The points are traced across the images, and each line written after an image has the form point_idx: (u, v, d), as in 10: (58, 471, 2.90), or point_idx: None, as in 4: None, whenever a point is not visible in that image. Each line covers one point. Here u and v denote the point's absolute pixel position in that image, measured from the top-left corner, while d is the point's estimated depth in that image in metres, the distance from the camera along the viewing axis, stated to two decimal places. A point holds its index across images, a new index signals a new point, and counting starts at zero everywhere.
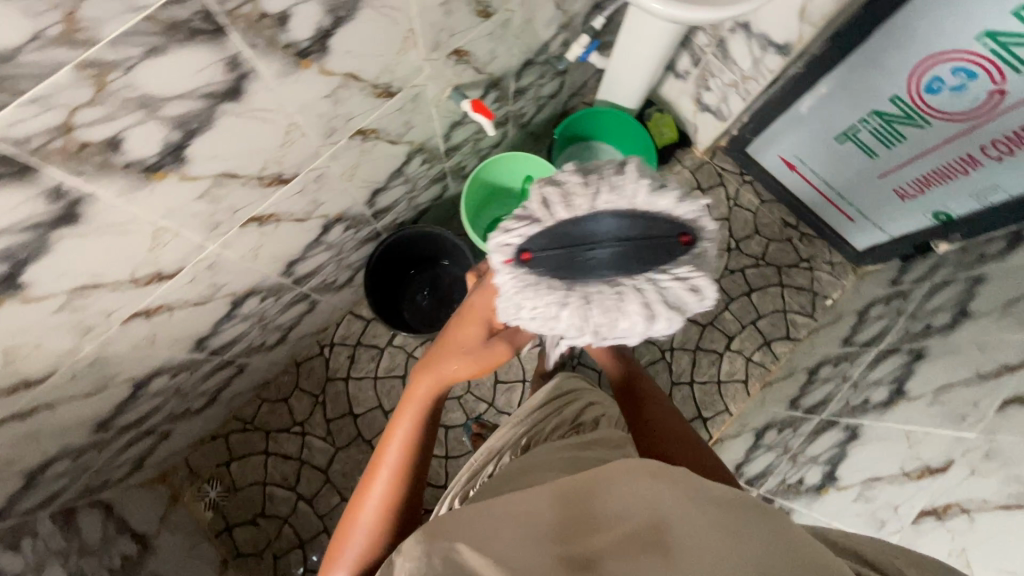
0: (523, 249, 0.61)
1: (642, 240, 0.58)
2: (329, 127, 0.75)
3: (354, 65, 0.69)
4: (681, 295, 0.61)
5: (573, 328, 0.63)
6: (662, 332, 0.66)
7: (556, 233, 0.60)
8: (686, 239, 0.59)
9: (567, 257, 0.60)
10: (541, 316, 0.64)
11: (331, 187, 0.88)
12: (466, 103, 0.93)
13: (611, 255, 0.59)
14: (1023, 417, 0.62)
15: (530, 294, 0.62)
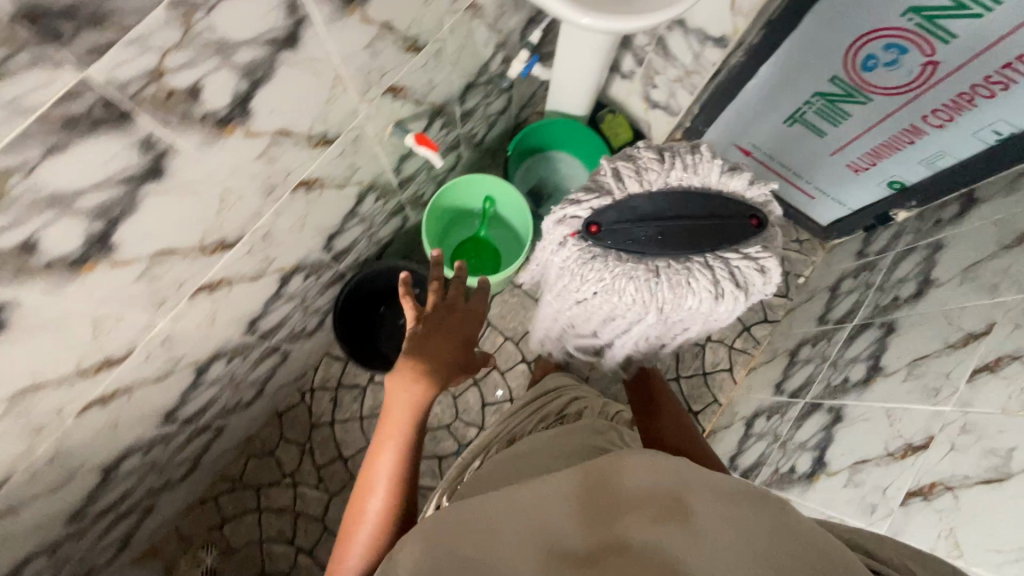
0: (595, 222, 0.85)
1: (706, 217, 0.83)
2: (268, 184, 0.76)
3: (282, 123, 0.70)
4: (747, 273, 0.83)
5: (638, 299, 0.85)
6: (725, 309, 0.86)
7: (629, 209, 0.84)
8: (754, 221, 0.83)
9: (632, 230, 0.84)
10: (606, 287, 0.86)
11: (281, 242, 0.87)
12: (410, 138, 0.96)
13: (673, 226, 0.83)
14: (992, 387, 0.65)
15: (595, 262, 0.84)
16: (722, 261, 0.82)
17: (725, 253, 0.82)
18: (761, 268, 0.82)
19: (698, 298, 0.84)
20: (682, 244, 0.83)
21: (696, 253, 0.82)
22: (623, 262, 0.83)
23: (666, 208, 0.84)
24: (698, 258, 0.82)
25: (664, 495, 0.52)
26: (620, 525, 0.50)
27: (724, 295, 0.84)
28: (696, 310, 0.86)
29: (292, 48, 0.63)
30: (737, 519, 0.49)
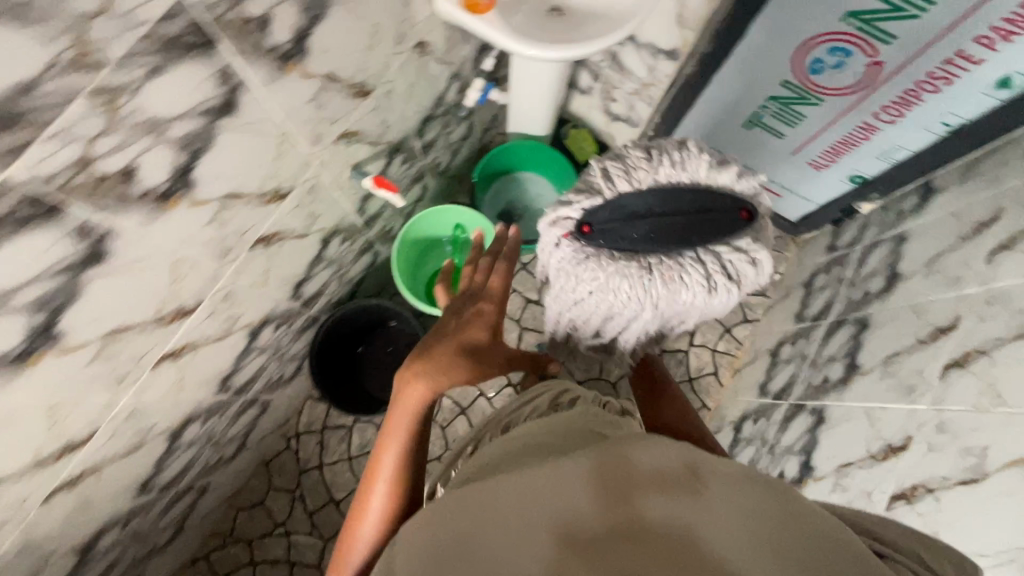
0: (585, 222, 0.83)
1: (678, 216, 0.81)
2: (316, 133, 0.74)
3: (334, 66, 0.68)
4: (739, 265, 0.83)
5: (637, 296, 0.84)
6: (720, 301, 0.87)
7: (616, 208, 0.83)
8: (744, 215, 0.82)
9: (623, 227, 0.82)
10: (603, 284, 0.85)
11: (325, 197, 0.86)
12: (368, 181, 0.89)
13: (671, 209, 0.82)
14: (1014, 261, 0.74)
15: (585, 262, 0.84)
16: (698, 288, 0.83)
17: (706, 259, 0.82)
18: (748, 262, 0.83)
19: (690, 291, 0.83)
20: (658, 231, 0.82)
21: (678, 260, 0.82)
22: (618, 260, 0.83)
23: (656, 205, 0.82)
24: (690, 259, 0.82)
25: (649, 472, 0.48)
26: (618, 495, 0.46)
27: (716, 284, 0.83)
28: (691, 304, 0.86)
29: None
30: (718, 498, 0.45)
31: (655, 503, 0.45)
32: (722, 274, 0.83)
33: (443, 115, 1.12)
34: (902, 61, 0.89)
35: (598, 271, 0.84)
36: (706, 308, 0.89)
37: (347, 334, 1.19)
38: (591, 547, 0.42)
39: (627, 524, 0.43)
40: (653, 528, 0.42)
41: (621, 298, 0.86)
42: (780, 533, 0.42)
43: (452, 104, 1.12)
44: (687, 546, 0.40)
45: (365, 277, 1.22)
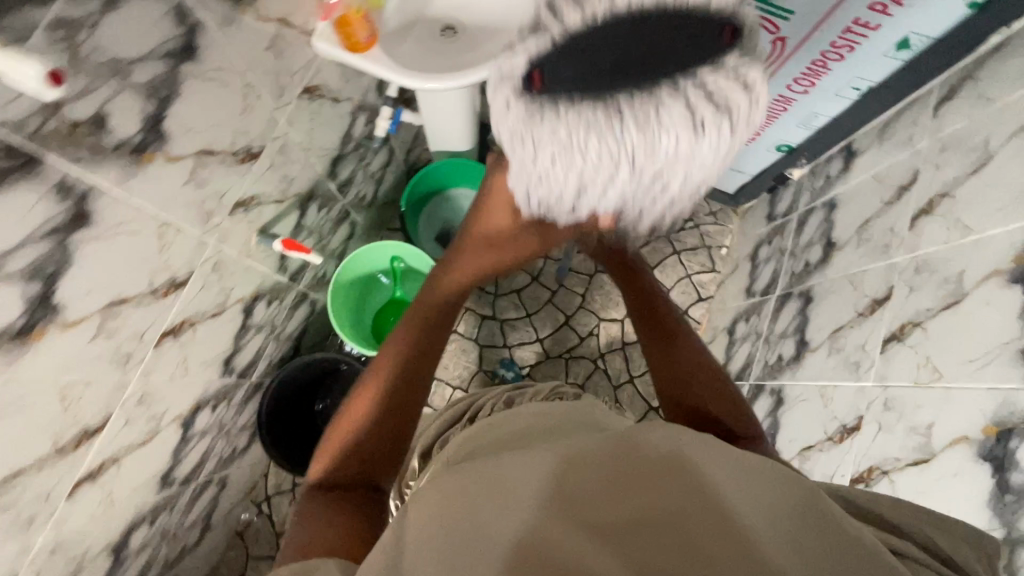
0: (532, 68, 0.42)
1: (662, 31, 0.40)
2: (205, 212, 0.69)
3: (204, 140, 0.63)
4: (736, 94, 0.41)
5: (607, 168, 0.41)
6: (710, 165, 0.44)
7: (575, 36, 0.41)
8: (730, 35, 0.42)
9: (586, 64, 0.40)
10: (562, 160, 0.42)
11: (233, 270, 0.80)
12: (277, 246, 0.83)
13: (629, 24, 0.40)
14: (934, 226, 0.74)
15: (536, 133, 0.42)
16: (684, 139, 0.40)
17: (694, 100, 0.40)
18: (744, 91, 0.42)
19: (674, 142, 0.40)
20: (614, 60, 0.40)
21: (647, 103, 0.39)
22: (575, 111, 0.40)
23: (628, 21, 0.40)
24: (674, 92, 0.40)
25: (656, 446, 0.46)
26: (626, 473, 0.44)
27: (707, 130, 0.41)
28: (682, 172, 0.43)
29: (189, 60, 0.59)
30: (725, 467, 0.44)
31: (669, 481, 0.42)
32: (715, 115, 0.40)
33: (354, 150, 1.06)
34: (803, 34, 0.88)
35: (546, 138, 0.42)
36: (702, 174, 0.44)
37: (296, 397, 1.13)
38: (606, 523, 0.40)
39: (641, 499, 0.42)
40: (664, 504, 0.41)
41: (581, 178, 0.43)
42: (794, 505, 0.40)
43: (362, 136, 1.06)
44: (699, 524, 0.39)
45: (307, 327, 1.16)
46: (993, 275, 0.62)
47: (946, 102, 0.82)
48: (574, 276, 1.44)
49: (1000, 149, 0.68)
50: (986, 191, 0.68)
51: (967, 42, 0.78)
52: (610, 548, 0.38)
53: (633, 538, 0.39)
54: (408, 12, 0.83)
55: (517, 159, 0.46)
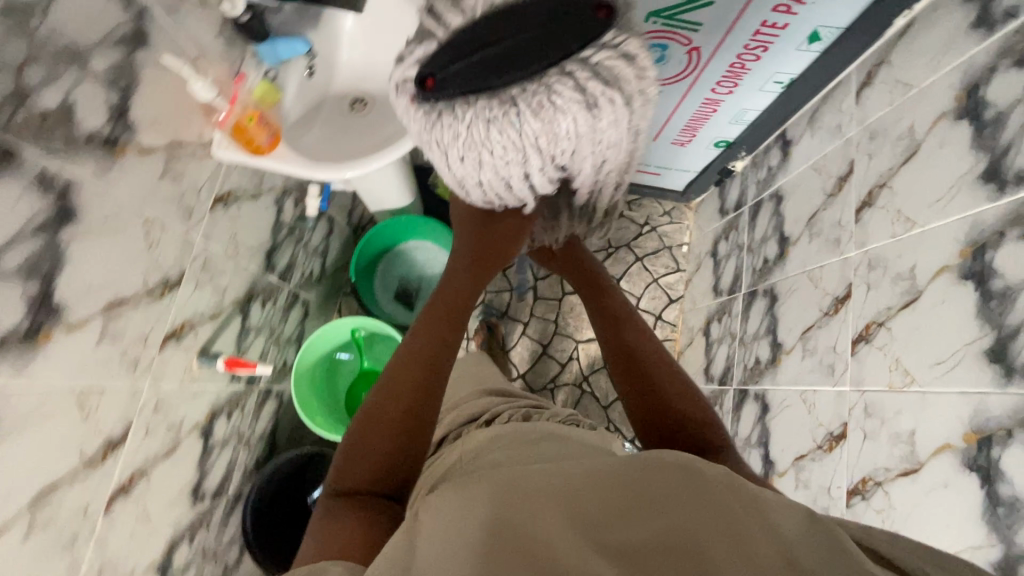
0: (425, 75, 0.53)
1: (534, 29, 0.52)
2: (131, 358, 0.64)
3: (112, 290, 0.58)
4: (617, 67, 0.52)
5: (511, 149, 0.53)
6: (611, 132, 0.55)
7: (458, 45, 0.52)
8: (601, 14, 0.53)
9: (475, 67, 0.51)
10: (472, 147, 0.53)
11: (177, 400, 0.74)
12: (220, 365, 0.78)
13: (508, 23, 0.52)
14: (877, 218, 0.74)
15: (447, 128, 0.53)
16: (579, 113, 0.52)
17: (580, 75, 0.51)
18: (619, 59, 0.52)
19: (571, 120, 0.52)
20: (496, 53, 0.51)
21: (537, 83, 0.51)
22: (473, 103, 0.51)
23: (500, 28, 0.52)
24: (557, 73, 0.51)
25: (666, 468, 0.41)
26: (635, 485, 0.39)
27: (599, 103, 0.52)
28: (580, 138, 0.53)
29: (73, 221, 0.51)
30: (746, 500, 0.38)
31: (681, 503, 0.38)
32: (600, 84, 0.51)
33: (290, 235, 1.01)
34: (717, 40, 0.87)
35: (454, 129, 0.53)
36: (601, 141, 0.55)
37: (287, 491, 1.05)
38: (609, 534, 0.36)
39: (650, 512, 0.37)
40: (674, 522, 0.36)
41: (495, 162, 0.54)
42: (821, 546, 0.34)
43: (295, 218, 1.01)
44: (707, 550, 0.34)
45: (278, 419, 1.12)
46: (944, 270, 0.61)
47: (866, 88, 0.81)
48: (540, 303, 1.42)
49: (926, 137, 0.68)
50: (921, 180, 0.67)
51: (876, 28, 0.78)
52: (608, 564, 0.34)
53: (635, 554, 0.35)
54: (310, 97, 0.78)
55: (438, 155, 0.57)
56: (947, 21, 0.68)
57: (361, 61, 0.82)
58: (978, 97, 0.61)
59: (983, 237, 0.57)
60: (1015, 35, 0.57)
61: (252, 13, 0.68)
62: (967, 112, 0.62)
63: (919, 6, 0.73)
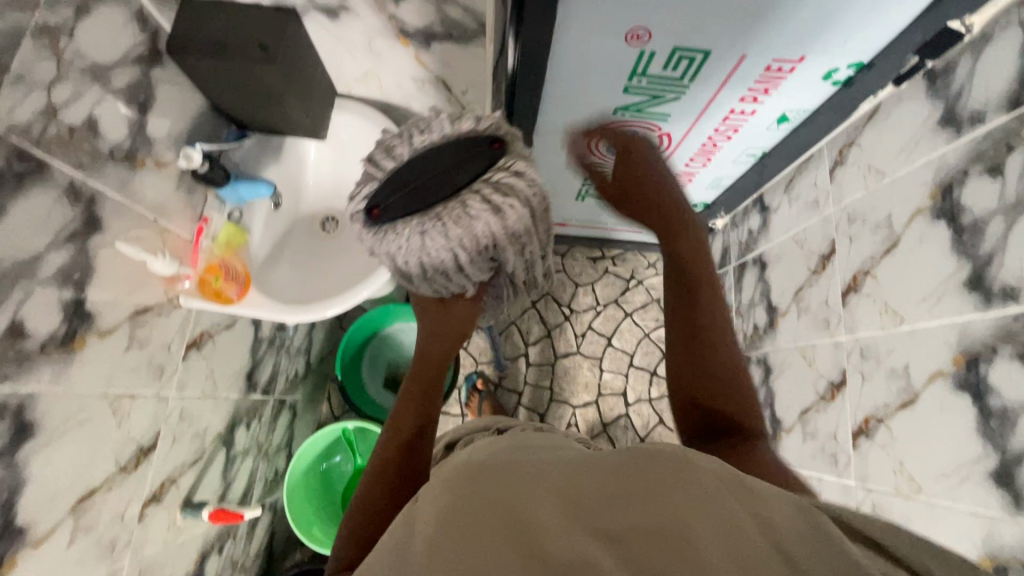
0: (371, 206, 0.52)
1: (451, 158, 0.52)
2: (109, 541, 0.60)
3: (79, 487, 0.54)
4: (512, 180, 0.52)
5: (444, 251, 0.50)
6: (525, 226, 0.53)
7: (395, 179, 0.52)
8: (495, 146, 0.53)
9: (412, 193, 0.51)
10: (412, 254, 0.51)
11: (160, 561, 0.70)
12: (204, 513, 0.73)
13: (431, 157, 0.52)
14: (864, 305, 0.73)
15: (396, 250, 0.51)
16: (495, 221, 0.50)
17: (488, 191, 0.50)
18: (516, 177, 0.52)
19: (487, 223, 0.50)
20: (424, 183, 0.51)
21: (454, 203, 0.50)
22: (412, 221, 0.50)
23: (424, 161, 0.52)
24: (470, 189, 0.51)
25: (658, 455, 0.32)
26: (621, 479, 0.31)
27: (507, 206, 0.51)
28: (501, 235, 0.52)
29: (32, 437, 0.48)
30: (750, 496, 0.30)
31: (669, 484, 0.30)
32: (506, 196, 0.51)
33: (272, 345, 0.98)
34: (687, 125, 0.85)
35: (389, 244, 0.51)
36: (520, 235, 0.54)
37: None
38: (594, 515, 0.29)
39: (636, 494, 0.30)
40: (660, 505, 0.29)
41: (432, 262, 0.52)
42: (826, 545, 0.27)
43: (274, 329, 0.98)
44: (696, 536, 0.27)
45: (274, 530, 1.07)
46: (938, 376, 0.60)
47: (839, 167, 0.81)
48: (533, 371, 1.39)
49: (905, 231, 0.67)
50: (907, 275, 0.66)
51: (843, 111, 0.78)
52: (586, 542, 0.27)
53: (620, 534, 0.28)
54: (278, 229, 0.76)
55: (391, 266, 0.55)
56: (914, 113, 0.67)
57: (329, 181, 0.80)
58: (952, 199, 0.60)
59: (974, 348, 0.56)
60: (984, 141, 0.57)
61: (210, 162, 0.64)
62: (944, 213, 0.61)
63: (883, 94, 0.73)
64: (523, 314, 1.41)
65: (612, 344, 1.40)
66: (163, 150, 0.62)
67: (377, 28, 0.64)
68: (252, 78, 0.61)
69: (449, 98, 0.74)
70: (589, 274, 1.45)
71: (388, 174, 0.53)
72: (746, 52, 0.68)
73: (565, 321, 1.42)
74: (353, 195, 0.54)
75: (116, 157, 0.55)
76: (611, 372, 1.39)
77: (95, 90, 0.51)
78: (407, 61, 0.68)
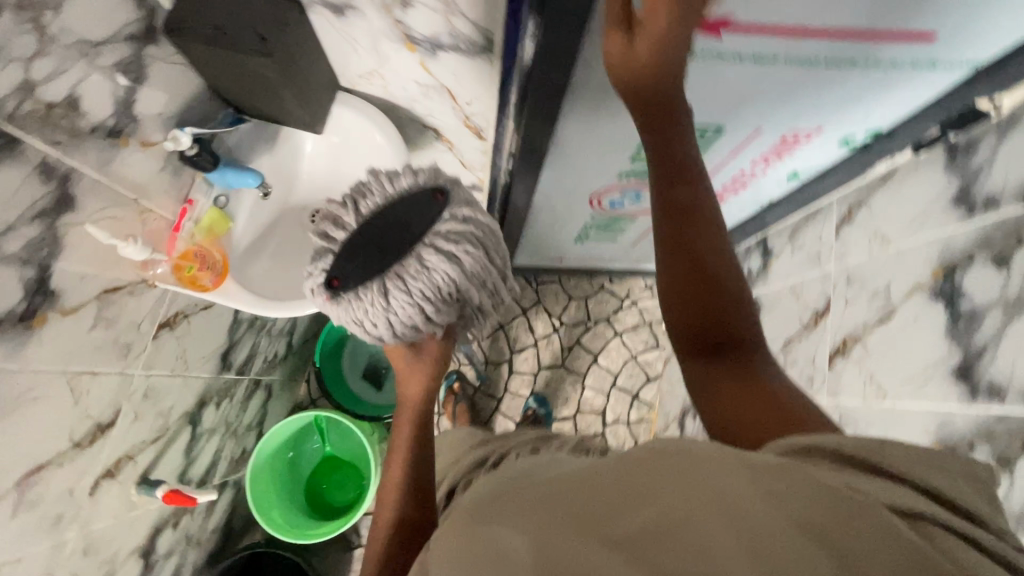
0: (331, 276, 0.51)
1: (401, 214, 0.53)
2: (55, 514, 0.60)
3: (25, 464, 0.54)
4: (462, 228, 0.53)
5: (409, 307, 0.51)
6: (484, 266, 0.54)
7: (351, 245, 0.51)
8: (438, 198, 0.53)
9: (373, 253, 0.51)
10: (380, 312, 0.51)
11: (111, 534, 0.70)
12: (159, 493, 0.74)
13: (380, 217, 0.52)
14: (848, 372, 0.71)
15: (367, 315, 0.51)
16: (451, 269, 0.51)
17: (440, 243, 0.51)
18: (465, 223, 0.53)
19: (445, 274, 0.51)
20: (381, 242, 0.51)
21: (407, 260, 0.51)
22: (373, 284, 0.50)
23: (377, 223, 0.52)
24: (422, 245, 0.51)
25: (661, 453, 0.31)
26: (633, 478, 0.30)
27: (463, 252, 0.52)
28: (463, 280, 0.52)
29: None
30: (767, 469, 0.28)
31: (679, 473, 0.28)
32: (459, 244, 0.52)
33: (253, 327, 0.97)
34: None
35: (356, 310, 0.51)
36: (485, 276, 0.54)
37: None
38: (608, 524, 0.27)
39: (640, 495, 0.28)
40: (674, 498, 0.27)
41: (399, 319, 0.51)
42: (859, 512, 0.25)
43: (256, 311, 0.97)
44: (719, 526, 0.25)
45: (235, 507, 1.07)
46: None
47: (846, 224, 0.79)
48: (516, 378, 1.38)
49: (901, 305, 0.65)
50: (895, 350, 0.64)
51: None
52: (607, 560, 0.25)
53: (640, 541, 0.26)
54: (266, 216, 0.74)
55: (361, 331, 0.53)
56: (929, 182, 0.65)
57: (324, 172, 0.78)
58: (954, 282, 0.58)
59: (953, 440, 0.55)
60: (994, 229, 0.54)
61: (199, 146, 0.63)
62: (943, 294, 0.59)
63: (901, 158, 0.71)
64: (513, 321, 1.40)
65: (596, 362, 1.39)
66: (150, 129, 0.61)
67: (382, 30, 0.62)
68: (249, 68, 0.60)
69: (453, 106, 0.73)
70: (584, 289, 1.43)
71: (340, 241, 0.52)
72: (762, 124, 0.67)
73: (554, 332, 1.40)
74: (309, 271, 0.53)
75: (96, 135, 0.54)
76: (594, 390, 1.38)
77: (79, 66, 0.50)
78: (412, 65, 0.66)
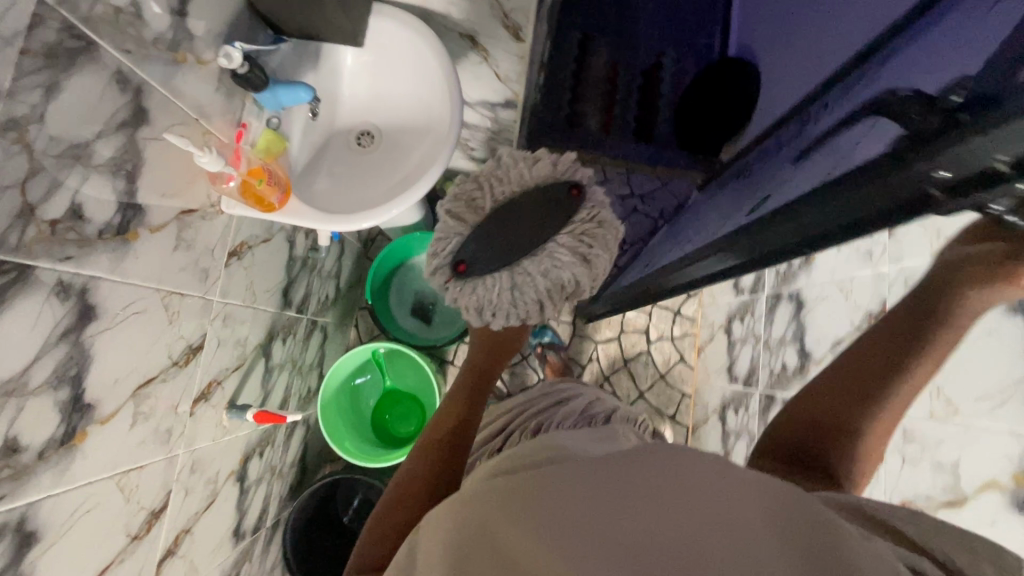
0: (457, 259, 0.51)
1: (536, 210, 0.52)
2: (165, 430, 0.64)
3: (136, 376, 0.57)
4: (594, 236, 0.52)
5: (532, 302, 0.51)
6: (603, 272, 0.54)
7: (483, 236, 0.51)
8: (575, 194, 0.53)
9: (507, 244, 0.51)
10: (505, 304, 0.51)
11: (210, 454, 0.74)
12: (249, 416, 0.78)
13: (515, 207, 0.52)
14: None
15: (486, 304, 0.51)
16: (580, 271, 0.51)
17: (571, 245, 0.51)
18: (599, 228, 0.53)
19: (571, 273, 0.51)
20: (517, 233, 0.51)
21: (539, 256, 0.51)
22: (506, 274, 0.51)
23: (514, 221, 0.52)
24: (556, 241, 0.51)
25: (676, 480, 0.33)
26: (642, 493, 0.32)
27: (591, 257, 0.52)
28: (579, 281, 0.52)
29: (97, 318, 0.50)
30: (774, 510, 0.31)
31: (679, 496, 0.32)
32: (591, 246, 0.52)
33: (306, 265, 0.99)
34: None
35: (477, 297, 0.51)
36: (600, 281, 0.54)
37: (320, 515, 1.06)
38: (609, 527, 0.30)
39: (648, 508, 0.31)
40: (679, 518, 0.30)
41: (517, 311, 0.52)
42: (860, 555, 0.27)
43: (307, 249, 0.99)
44: (724, 546, 0.28)
45: (307, 443, 1.12)
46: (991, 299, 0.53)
47: None
48: None
49: None
50: None
51: None
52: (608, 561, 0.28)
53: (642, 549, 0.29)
54: (315, 140, 0.78)
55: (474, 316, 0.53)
56: None
57: (365, 95, 0.81)
58: None
59: None
60: None
61: (249, 63, 0.63)
62: None
63: None
64: None
65: None
66: (203, 48, 0.61)
67: None
68: None
69: None
70: None
71: (473, 227, 0.52)
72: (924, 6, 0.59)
73: None
74: (436, 247, 0.53)
75: (159, 48, 0.54)
76: (635, 310, 1.39)
77: None
78: None
